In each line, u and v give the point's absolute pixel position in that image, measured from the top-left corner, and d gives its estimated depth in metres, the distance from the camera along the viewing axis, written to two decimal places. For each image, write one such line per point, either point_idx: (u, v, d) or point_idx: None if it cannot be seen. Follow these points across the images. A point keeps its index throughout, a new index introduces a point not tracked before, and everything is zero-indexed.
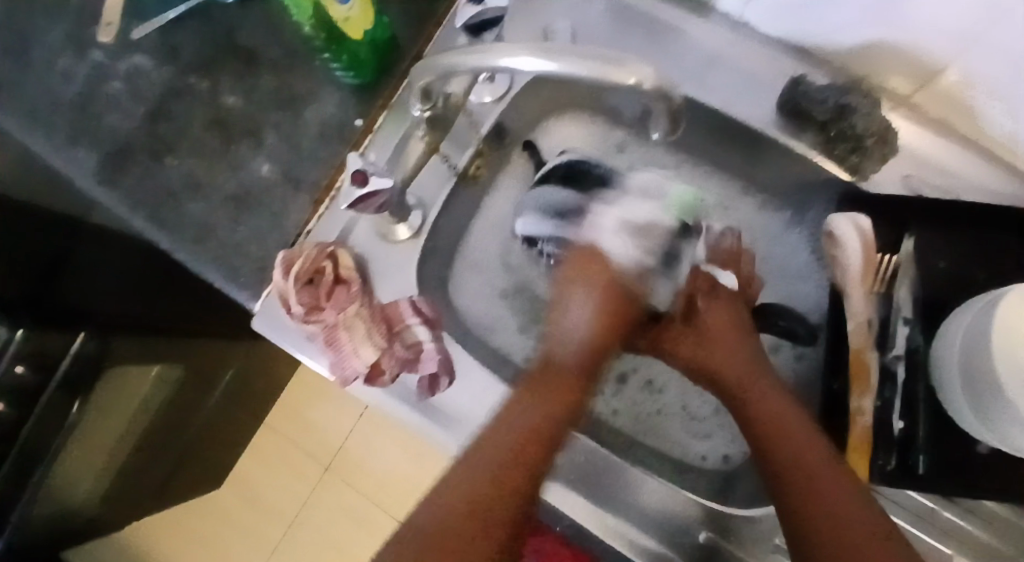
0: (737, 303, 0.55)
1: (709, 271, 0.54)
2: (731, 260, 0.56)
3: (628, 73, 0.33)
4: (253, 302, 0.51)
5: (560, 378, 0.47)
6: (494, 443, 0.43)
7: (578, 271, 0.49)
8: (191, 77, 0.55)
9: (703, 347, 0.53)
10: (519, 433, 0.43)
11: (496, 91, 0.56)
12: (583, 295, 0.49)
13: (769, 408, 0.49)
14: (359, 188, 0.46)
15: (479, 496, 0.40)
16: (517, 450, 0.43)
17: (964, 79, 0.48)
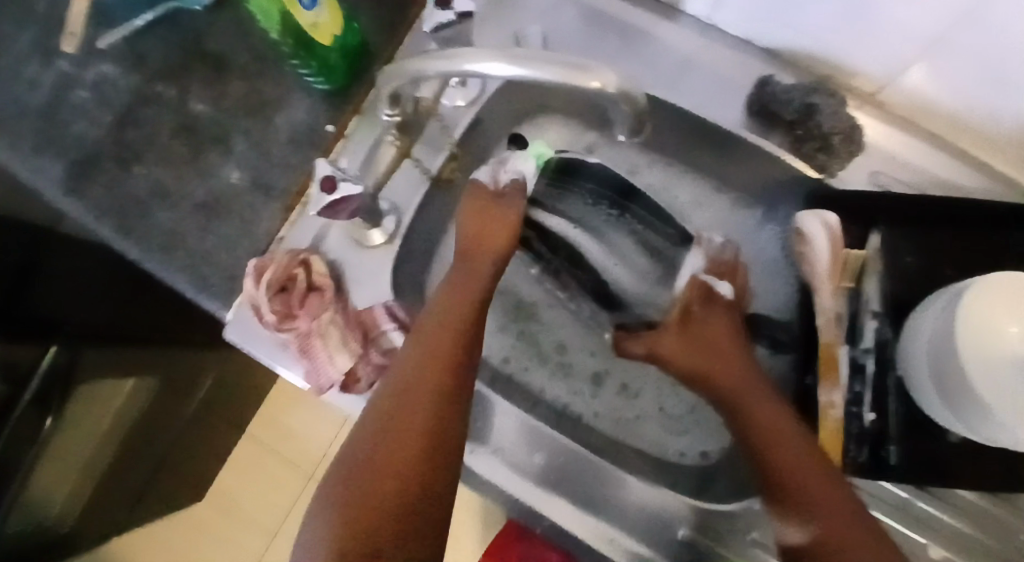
0: (732, 313, 0.56)
1: (705, 282, 0.57)
2: (728, 272, 0.58)
3: (592, 77, 0.33)
4: (225, 312, 0.51)
5: (451, 313, 0.46)
6: (398, 396, 0.41)
7: (472, 211, 0.53)
8: (158, 84, 0.54)
9: (697, 350, 0.54)
10: (416, 366, 0.42)
11: (468, 95, 0.57)
12: (473, 232, 0.52)
13: (769, 413, 0.48)
14: (329, 194, 0.48)
15: (406, 456, 0.38)
16: (432, 403, 0.41)
17: (928, 76, 0.49)
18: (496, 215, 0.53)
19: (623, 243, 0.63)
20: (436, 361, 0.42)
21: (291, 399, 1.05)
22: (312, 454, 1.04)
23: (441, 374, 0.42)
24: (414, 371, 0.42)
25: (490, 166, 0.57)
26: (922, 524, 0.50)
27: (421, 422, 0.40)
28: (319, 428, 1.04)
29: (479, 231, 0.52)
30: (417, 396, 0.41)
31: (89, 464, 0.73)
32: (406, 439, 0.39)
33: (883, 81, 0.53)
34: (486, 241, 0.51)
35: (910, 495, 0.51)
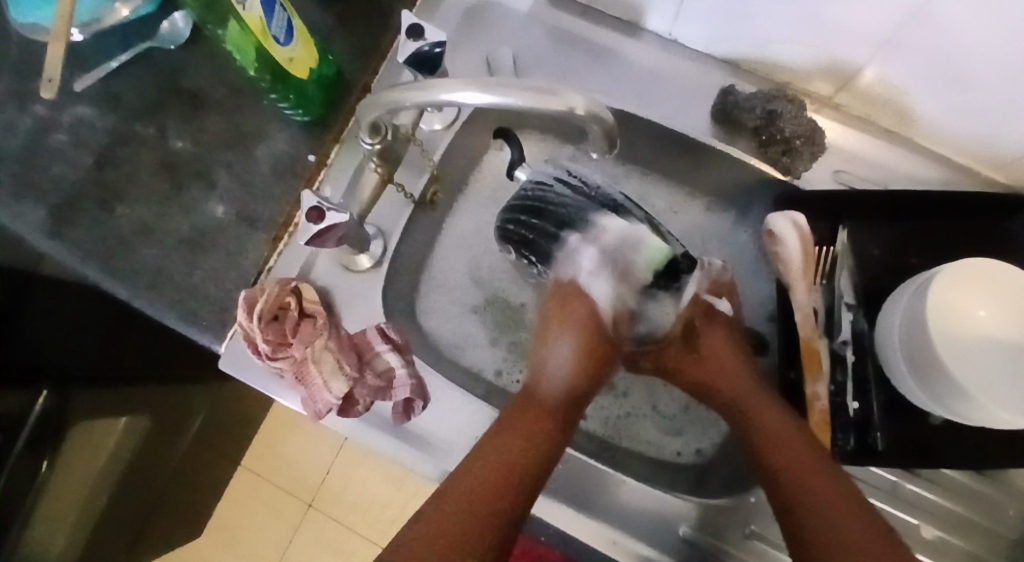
0: (734, 330, 0.59)
1: (707, 300, 0.57)
2: (726, 291, 0.58)
3: (561, 101, 0.35)
4: (218, 344, 0.51)
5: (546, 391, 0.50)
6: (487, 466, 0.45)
7: (560, 312, 0.52)
8: (137, 124, 0.55)
9: (701, 366, 0.56)
10: (510, 457, 0.46)
11: (445, 118, 0.59)
12: (564, 344, 0.52)
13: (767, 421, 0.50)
14: (315, 225, 0.45)
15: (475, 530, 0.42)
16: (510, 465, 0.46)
17: (881, 77, 0.51)
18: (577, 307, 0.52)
19: (653, 307, 0.54)
20: (518, 455, 0.46)
21: (288, 428, 1.05)
22: (309, 481, 1.03)
23: (529, 459, 0.46)
24: (510, 454, 0.46)
25: (601, 248, 0.50)
26: (911, 505, 0.52)
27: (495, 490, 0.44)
28: (317, 456, 1.04)
29: (585, 349, 0.51)
30: (504, 468, 0.45)
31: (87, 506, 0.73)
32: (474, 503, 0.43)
33: (840, 82, 0.55)
34: (591, 353, 0.52)
35: (897, 478, 0.52)
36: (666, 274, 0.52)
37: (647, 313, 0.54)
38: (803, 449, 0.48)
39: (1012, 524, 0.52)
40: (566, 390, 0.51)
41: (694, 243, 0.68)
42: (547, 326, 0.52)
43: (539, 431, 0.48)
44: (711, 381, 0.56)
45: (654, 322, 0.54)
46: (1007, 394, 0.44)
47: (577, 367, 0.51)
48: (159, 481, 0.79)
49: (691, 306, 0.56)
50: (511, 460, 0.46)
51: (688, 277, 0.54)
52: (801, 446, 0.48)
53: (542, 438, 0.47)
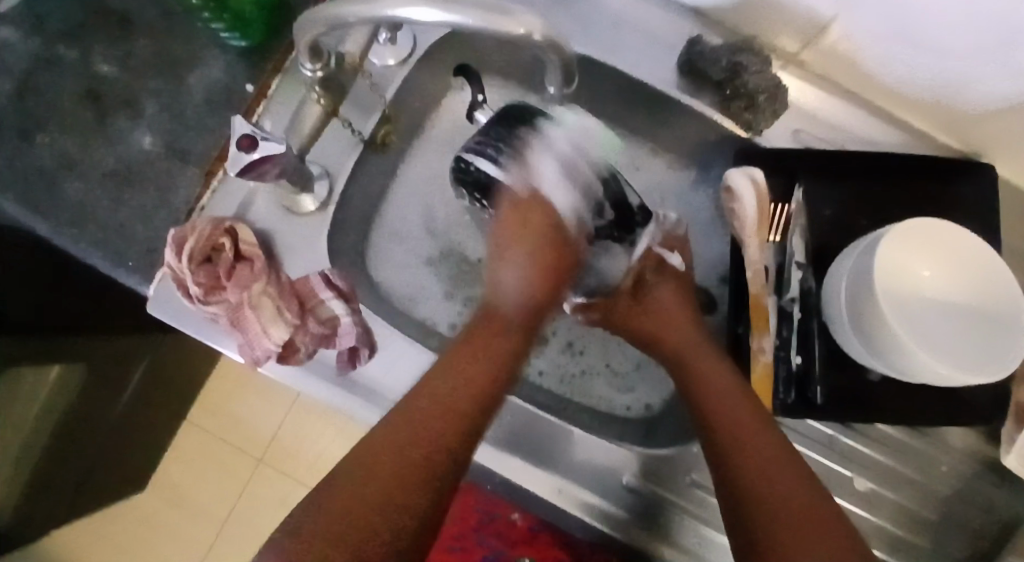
0: (683, 285, 0.59)
1: (659, 253, 0.57)
2: (680, 246, 0.58)
3: (516, 21, 0.34)
4: (146, 287, 0.48)
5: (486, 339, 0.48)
6: (419, 409, 0.42)
7: (519, 215, 0.52)
8: (61, 47, 0.51)
9: (646, 317, 0.57)
10: (446, 396, 0.43)
11: (399, 52, 0.56)
12: (522, 260, 0.52)
13: (706, 371, 0.51)
14: (249, 154, 0.42)
15: (385, 479, 0.39)
16: (447, 418, 0.42)
17: (846, 34, 0.50)
18: (539, 214, 0.52)
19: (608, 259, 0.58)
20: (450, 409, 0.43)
21: (239, 383, 1.03)
22: (261, 439, 1.02)
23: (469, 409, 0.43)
24: (451, 398, 0.43)
25: (555, 157, 0.51)
26: (849, 459, 0.54)
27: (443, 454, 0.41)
28: (269, 410, 1.02)
29: (540, 256, 0.52)
30: (445, 414, 0.42)
31: (24, 456, 0.73)
32: (423, 453, 0.40)
33: (804, 38, 0.54)
34: (548, 266, 0.53)
35: (835, 431, 0.54)
36: (619, 225, 0.55)
37: (596, 263, 0.58)
38: (730, 399, 0.48)
39: (944, 481, 0.54)
40: (527, 310, 0.52)
41: (653, 200, 0.67)
42: (507, 247, 0.53)
43: (471, 375, 0.45)
44: (659, 330, 0.56)
45: (604, 272, 0.58)
46: (953, 357, 0.45)
47: (536, 281, 0.52)
48: (103, 434, 0.78)
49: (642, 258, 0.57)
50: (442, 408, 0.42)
51: (643, 230, 0.56)
52: (730, 399, 0.48)
53: (475, 389, 0.44)
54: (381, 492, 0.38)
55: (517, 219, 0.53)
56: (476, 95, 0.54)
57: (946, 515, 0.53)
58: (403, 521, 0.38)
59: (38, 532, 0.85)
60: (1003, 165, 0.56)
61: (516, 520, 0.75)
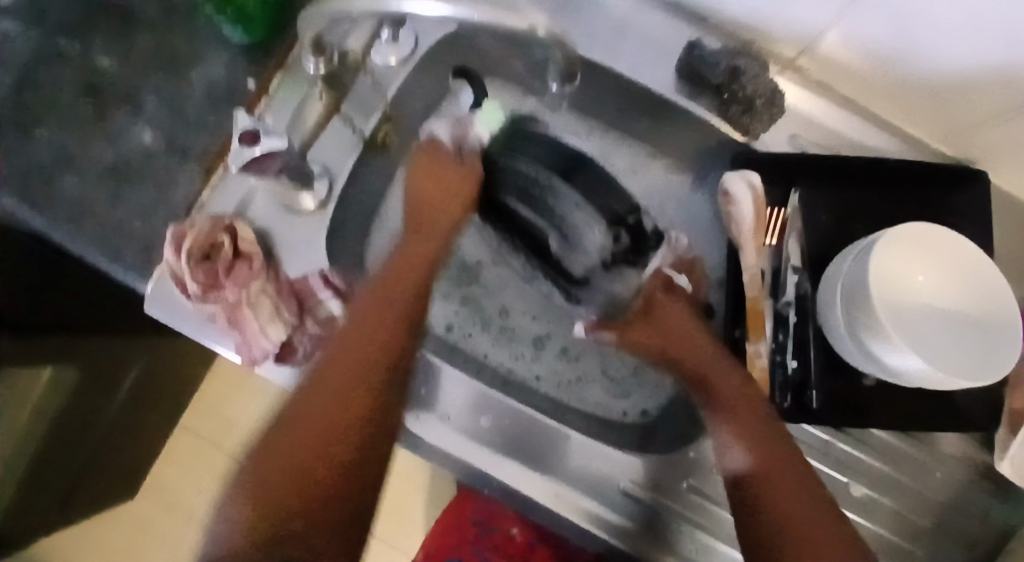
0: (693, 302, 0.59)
1: (668, 274, 0.58)
2: (689, 268, 0.59)
3: (524, 17, 0.35)
4: (144, 284, 0.48)
5: (396, 279, 0.51)
6: (331, 363, 0.46)
7: (424, 164, 0.56)
8: (61, 40, 0.51)
9: (658, 336, 0.56)
10: (351, 344, 0.47)
11: (401, 52, 0.56)
12: (415, 188, 0.56)
13: (731, 401, 0.50)
14: (250, 148, 0.43)
15: (305, 430, 0.44)
16: (342, 367, 0.46)
17: (842, 41, 0.51)
18: (448, 171, 0.56)
19: (612, 279, 0.60)
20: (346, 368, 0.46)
21: (233, 386, 1.02)
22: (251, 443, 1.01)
23: (365, 357, 0.47)
24: (351, 347, 0.47)
25: (447, 122, 0.59)
26: (843, 464, 0.54)
27: (352, 416, 0.45)
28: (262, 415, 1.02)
29: (433, 199, 0.55)
30: (351, 363, 0.46)
31: (12, 463, 0.70)
32: (330, 406, 0.45)
33: (803, 45, 0.54)
34: (438, 207, 0.56)
35: (830, 437, 0.54)
36: (633, 248, 0.60)
37: (605, 286, 0.60)
38: (762, 431, 0.48)
39: (938, 487, 0.54)
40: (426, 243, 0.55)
41: (652, 204, 0.67)
42: (415, 185, 0.56)
43: (375, 321, 0.48)
44: (671, 347, 0.55)
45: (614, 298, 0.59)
46: (952, 363, 0.45)
47: (428, 214, 0.56)
48: (91, 434, 0.77)
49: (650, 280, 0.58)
50: (346, 361, 0.46)
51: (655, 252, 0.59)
52: (761, 426, 0.48)
53: (369, 360, 0.47)
54: (293, 444, 0.43)
55: (426, 170, 0.56)
56: (477, 98, 0.58)
57: (939, 520, 0.54)
58: (321, 471, 0.43)
59: (22, 538, 0.82)
60: (996, 173, 0.57)
61: (516, 533, 0.76)
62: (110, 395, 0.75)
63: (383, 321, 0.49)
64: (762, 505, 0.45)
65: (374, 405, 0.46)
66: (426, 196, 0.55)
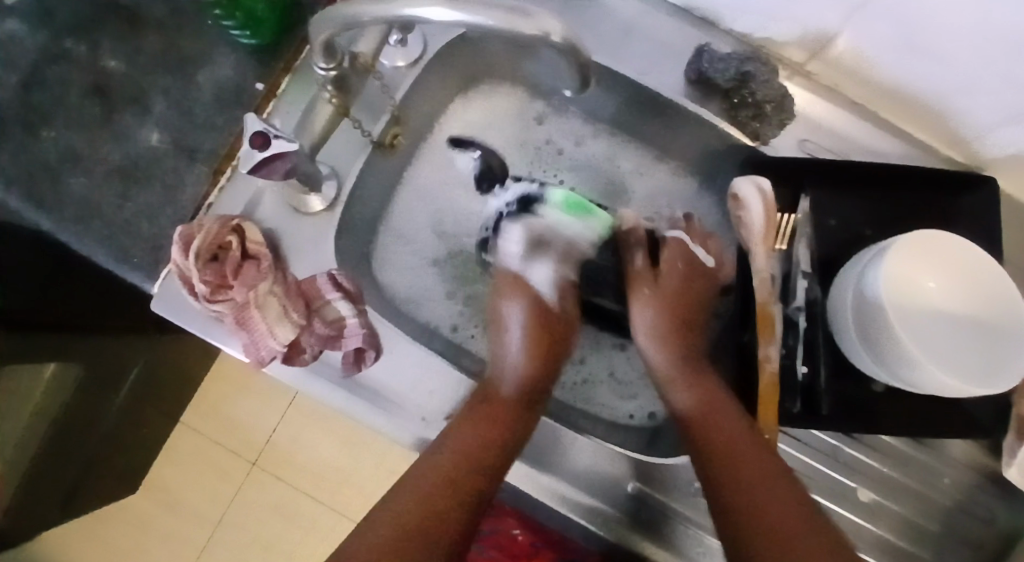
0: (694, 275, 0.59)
1: (681, 240, 0.60)
2: (704, 239, 0.60)
3: (534, 23, 0.35)
4: (150, 285, 0.48)
5: (520, 386, 0.51)
6: (454, 451, 0.46)
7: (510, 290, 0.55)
8: (66, 39, 0.51)
9: (674, 320, 0.57)
10: (478, 436, 0.47)
11: (408, 54, 0.56)
12: (522, 335, 0.53)
13: (705, 407, 0.50)
14: (261, 151, 0.42)
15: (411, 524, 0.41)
16: (461, 459, 0.46)
17: (852, 47, 0.51)
18: (557, 321, 0.55)
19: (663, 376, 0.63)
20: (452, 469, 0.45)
21: (235, 384, 1.02)
22: (255, 442, 1.00)
23: (472, 468, 0.45)
24: (485, 450, 0.46)
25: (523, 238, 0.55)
26: (851, 469, 0.54)
27: (452, 516, 0.43)
28: (264, 413, 1.01)
29: (542, 350, 0.53)
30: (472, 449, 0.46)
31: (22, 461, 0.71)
32: (437, 500, 0.43)
33: (812, 50, 0.54)
34: (545, 340, 0.53)
35: (838, 442, 0.54)
36: None
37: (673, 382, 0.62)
38: (745, 444, 0.47)
39: (945, 491, 0.54)
40: (531, 382, 0.52)
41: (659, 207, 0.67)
42: (500, 302, 0.55)
43: (495, 418, 0.48)
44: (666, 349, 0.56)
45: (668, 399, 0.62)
46: (964, 368, 0.45)
47: (534, 356, 0.53)
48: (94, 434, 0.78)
49: (676, 250, 0.59)
50: (476, 452, 0.46)
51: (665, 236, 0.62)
52: (743, 440, 0.48)
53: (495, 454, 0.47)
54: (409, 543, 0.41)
55: (536, 330, 0.53)
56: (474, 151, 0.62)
57: (946, 525, 0.54)
58: None
59: (24, 536, 0.83)
60: (1005, 179, 0.56)
61: (517, 535, 0.79)
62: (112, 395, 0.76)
63: (492, 432, 0.47)
64: (729, 498, 0.45)
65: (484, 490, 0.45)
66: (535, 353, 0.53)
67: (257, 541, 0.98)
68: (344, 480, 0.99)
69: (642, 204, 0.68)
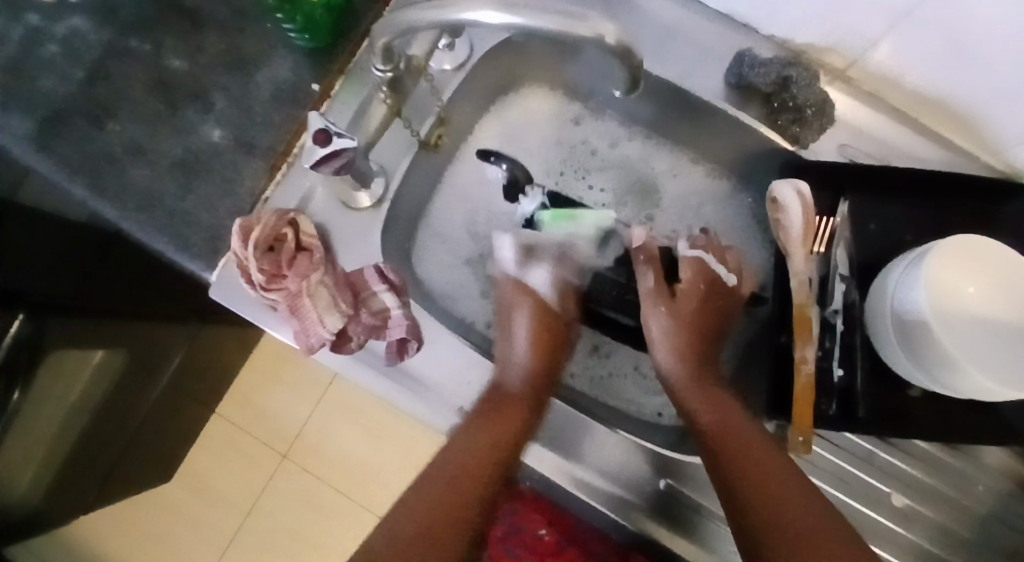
0: (717, 298, 0.58)
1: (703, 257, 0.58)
2: (721, 252, 0.59)
3: (589, 26, 0.36)
4: (208, 273, 0.50)
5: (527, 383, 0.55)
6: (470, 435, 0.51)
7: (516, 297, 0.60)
8: (132, 39, 0.53)
9: (688, 328, 0.56)
10: (485, 417, 0.52)
11: (456, 58, 0.58)
12: (522, 321, 0.59)
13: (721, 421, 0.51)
14: (322, 148, 0.44)
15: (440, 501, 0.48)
16: (478, 452, 0.50)
17: (893, 54, 0.51)
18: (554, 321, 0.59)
19: None
20: (454, 497, 0.48)
21: (267, 376, 1.04)
22: (286, 434, 1.03)
23: (488, 458, 0.50)
24: (491, 442, 0.50)
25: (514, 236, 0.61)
26: (886, 473, 0.54)
27: (471, 495, 0.49)
28: (297, 404, 1.04)
29: (542, 349, 0.58)
30: (481, 439, 0.51)
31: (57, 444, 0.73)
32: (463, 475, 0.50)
33: (853, 57, 0.55)
34: (548, 343, 0.58)
35: (873, 446, 0.55)
36: None
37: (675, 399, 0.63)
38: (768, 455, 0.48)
39: (978, 498, 0.54)
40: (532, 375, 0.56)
41: (693, 210, 0.68)
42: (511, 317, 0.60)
43: (506, 417, 0.51)
44: (682, 350, 0.56)
45: None
46: (1008, 372, 0.45)
47: (536, 352, 0.58)
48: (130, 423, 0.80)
49: (696, 270, 0.58)
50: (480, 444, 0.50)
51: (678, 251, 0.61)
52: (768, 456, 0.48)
53: (507, 443, 0.50)
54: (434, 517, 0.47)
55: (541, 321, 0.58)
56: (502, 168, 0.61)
57: (980, 532, 0.54)
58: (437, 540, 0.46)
59: (59, 520, 0.85)
60: None
61: (543, 534, 0.79)
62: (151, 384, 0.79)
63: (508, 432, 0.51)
64: (754, 510, 0.46)
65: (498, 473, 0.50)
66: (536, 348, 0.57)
67: (285, 531, 1.01)
68: (371, 476, 1.01)
69: (676, 206, 0.69)
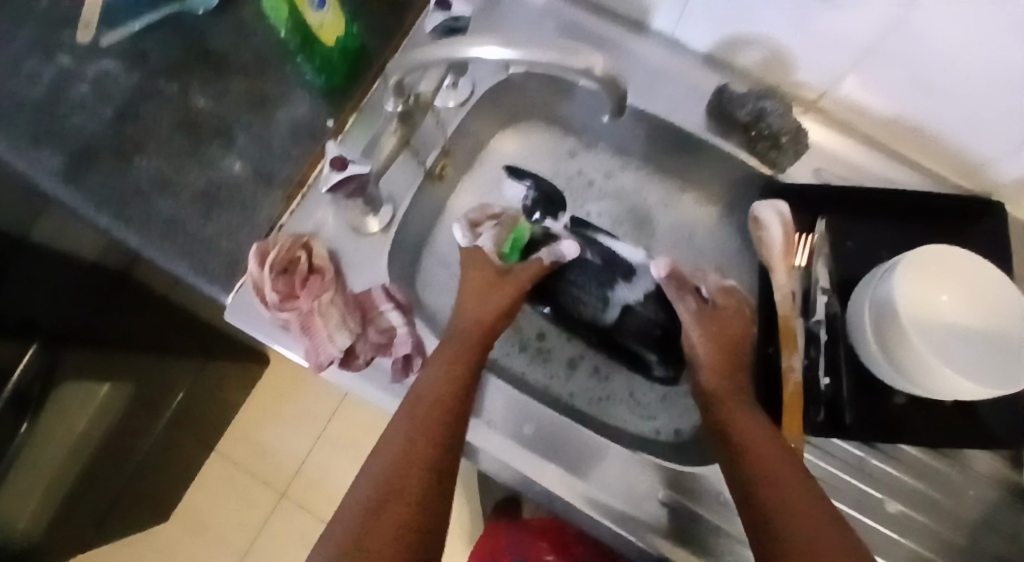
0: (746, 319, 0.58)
1: (728, 288, 0.60)
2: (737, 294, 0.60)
3: (581, 60, 0.40)
4: (226, 296, 0.53)
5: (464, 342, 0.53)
6: (422, 398, 0.48)
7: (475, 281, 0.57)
8: (159, 81, 0.57)
9: (723, 340, 0.56)
10: (439, 384, 0.49)
11: (459, 97, 0.63)
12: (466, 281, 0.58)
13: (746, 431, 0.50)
14: (338, 172, 0.49)
15: (402, 457, 0.45)
16: (427, 409, 0.47)
17: (860, 84, 0.56)
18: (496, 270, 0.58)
19: (677, 404, 0.66)
20: (427, 423, 0.46)
21: (268, 410, 1.05)
22: (285, 471, 1.03)
23: (439, 405, 0.47)
24: (442, 392, 0.48)
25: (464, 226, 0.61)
26: (877, 480, 0.56)
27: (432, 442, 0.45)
28: (297, 438, 1.04)
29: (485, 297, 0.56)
30: (434, 392, 0.48)
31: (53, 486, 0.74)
32: (417, 426, 0.46)
33: (823, 89, 0.60)
34: (490, 289, 0.57)
35: (863, 453, 0.57)
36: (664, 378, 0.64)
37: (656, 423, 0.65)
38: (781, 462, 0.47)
39: (970, 505, 0.56)
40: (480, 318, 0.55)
41: (682, 235, 0.72)
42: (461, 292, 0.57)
43: (454, 370, 0.50)
44: (715, 362, 0.55)
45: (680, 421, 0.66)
46: (983, 372, 0.47)
47: (478, 300, 0.56)
48: (130, 461, 0.80)
49: (727, 297, 0.59)
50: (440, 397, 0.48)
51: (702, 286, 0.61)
52: (778, 458, 0.47)
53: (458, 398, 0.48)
54: (401, 456, 0.45)
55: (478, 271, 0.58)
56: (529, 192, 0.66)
57: (974, 539, 0.55)
58: (406, 487, 0.43)
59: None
60: (1012, 207, 0.60)
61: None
62: (152, 422, 0.79)
63: (454, 383, 0.49)
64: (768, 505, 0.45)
65: (457, 412, 0.47)
66: (474, 293, 0.57)
67: None
68: None
69: (668, 233, 0.72)
